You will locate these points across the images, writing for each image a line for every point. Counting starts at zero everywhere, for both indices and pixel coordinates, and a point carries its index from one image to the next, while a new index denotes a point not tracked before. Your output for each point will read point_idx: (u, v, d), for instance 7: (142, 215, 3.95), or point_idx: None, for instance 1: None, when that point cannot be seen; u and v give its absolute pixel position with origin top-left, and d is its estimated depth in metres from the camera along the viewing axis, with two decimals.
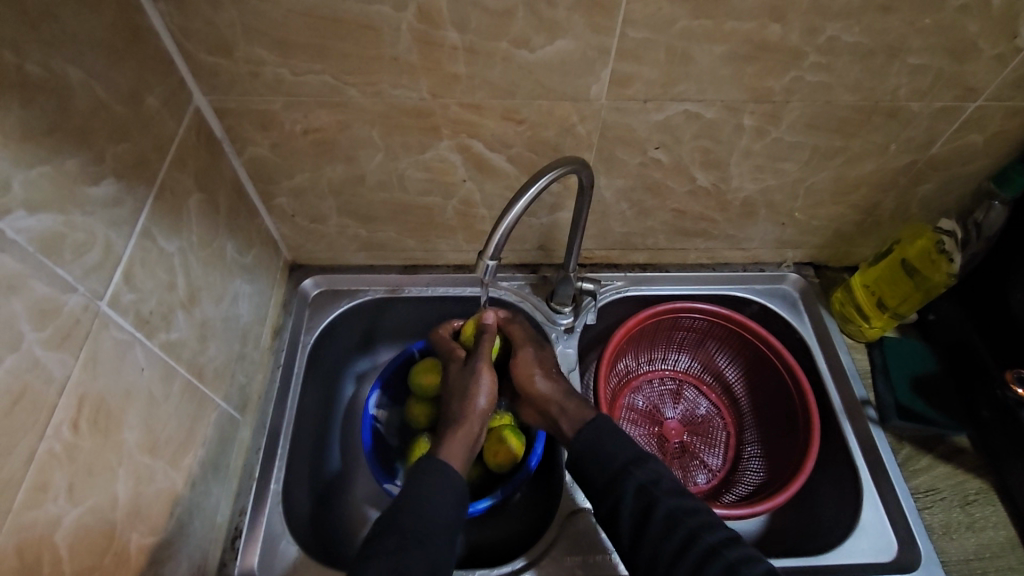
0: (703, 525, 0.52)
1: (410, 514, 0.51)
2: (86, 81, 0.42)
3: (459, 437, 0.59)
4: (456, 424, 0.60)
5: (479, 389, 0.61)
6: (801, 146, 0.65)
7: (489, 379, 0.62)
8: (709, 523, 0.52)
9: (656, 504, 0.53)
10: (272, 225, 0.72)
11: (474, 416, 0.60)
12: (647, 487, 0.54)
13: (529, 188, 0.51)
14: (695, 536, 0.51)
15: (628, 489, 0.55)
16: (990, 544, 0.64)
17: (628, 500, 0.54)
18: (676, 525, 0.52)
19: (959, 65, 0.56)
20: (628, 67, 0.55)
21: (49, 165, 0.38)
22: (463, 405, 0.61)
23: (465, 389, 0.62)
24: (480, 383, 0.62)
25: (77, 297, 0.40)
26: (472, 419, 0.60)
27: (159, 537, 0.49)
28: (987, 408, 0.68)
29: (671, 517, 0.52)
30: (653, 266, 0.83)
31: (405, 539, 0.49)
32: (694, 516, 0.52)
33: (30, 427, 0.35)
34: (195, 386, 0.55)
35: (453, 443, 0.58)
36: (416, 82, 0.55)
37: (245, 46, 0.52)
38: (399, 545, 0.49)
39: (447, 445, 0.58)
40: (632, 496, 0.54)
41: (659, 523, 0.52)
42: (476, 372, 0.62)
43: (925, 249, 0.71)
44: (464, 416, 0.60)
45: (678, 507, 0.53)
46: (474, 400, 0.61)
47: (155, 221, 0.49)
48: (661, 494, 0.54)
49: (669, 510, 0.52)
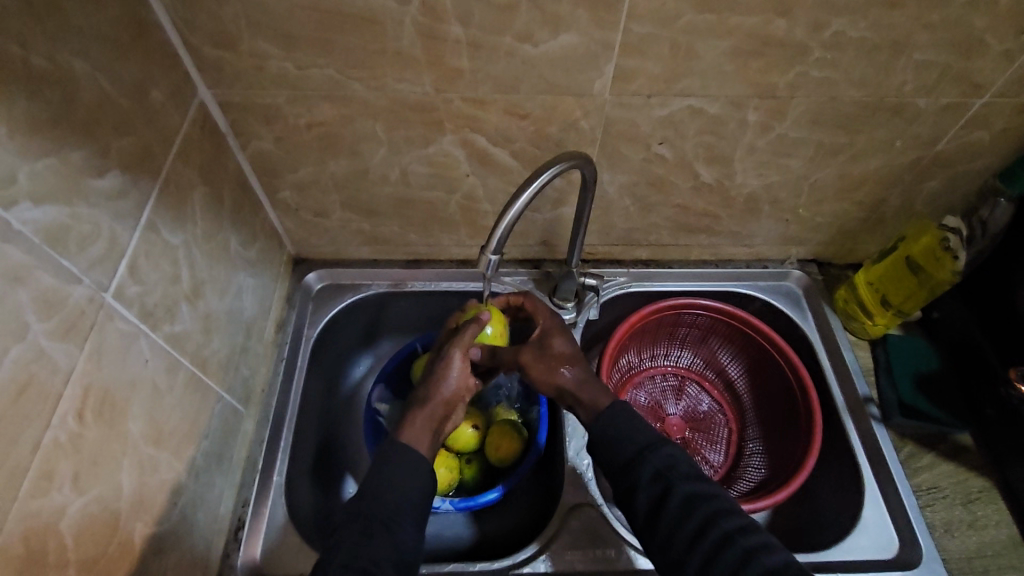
0: (719, 511, 0.51)
1: (381, 503, 0.51)
2: (91, 75, 0.42)
3: (421, 419, 0.58)
4: (420, 406, 0.58)
5: (448, 371, 0.60)
6: (805, 142, 0.64)
7: (461, 362, 0.60)
8: (725, 509, 0.52)
9: (671, 489, 0.53)
10: (276, 219, 0.72)
11: (439, 398, 0.59)
12: (663, 472, 0.54)
13: (531, 183, 0.51)
14: (710, 521, 0.51)
15: (644, 475, 0.55)
16: (992, 542, 0.63)
17: (644, 486, 0.54)
18: (690, 511, 0.51)
19: (966, 60, 0.55)
20: (632, 62, 0.55)
21: (55, 157, 0.38)
22: (431, 388, 0.60)
23: (436, 372, 0.60)
24: (451, 367, 0.60)
25: (82, 289, 0.40)
26: (437, 404, 0.59)
27: (162, 527, 0.49)
28: (992, 406, 0.69)
29: (686, 502, 0.52)
30: (656, 262, 0.83)
31: (371, 527, 0.49)
32: (710, 501, 0.52)
33: (36, 417, 0.36)
34: (199, 378, 0.56)
35: (414, 425, 0.57)
36: (420, 76, 0.56)
37: (249, 39, 0.52)
38: (366, 533, 0.49)
39: (409, 427, 0.57)
40: (648, 480, 0.54)
41: (674, 507, 0.52)
42: (448, 358, 0.60)
43: (930, 248, 0.70)
44: (430, 399, 0.59)
45: (694, 493, 0.52)
46: (442, 382, 0.60)
47: (159, 214, 0.50)
48: (677, 480, 0.53)
49: (684, 495, 0.52)
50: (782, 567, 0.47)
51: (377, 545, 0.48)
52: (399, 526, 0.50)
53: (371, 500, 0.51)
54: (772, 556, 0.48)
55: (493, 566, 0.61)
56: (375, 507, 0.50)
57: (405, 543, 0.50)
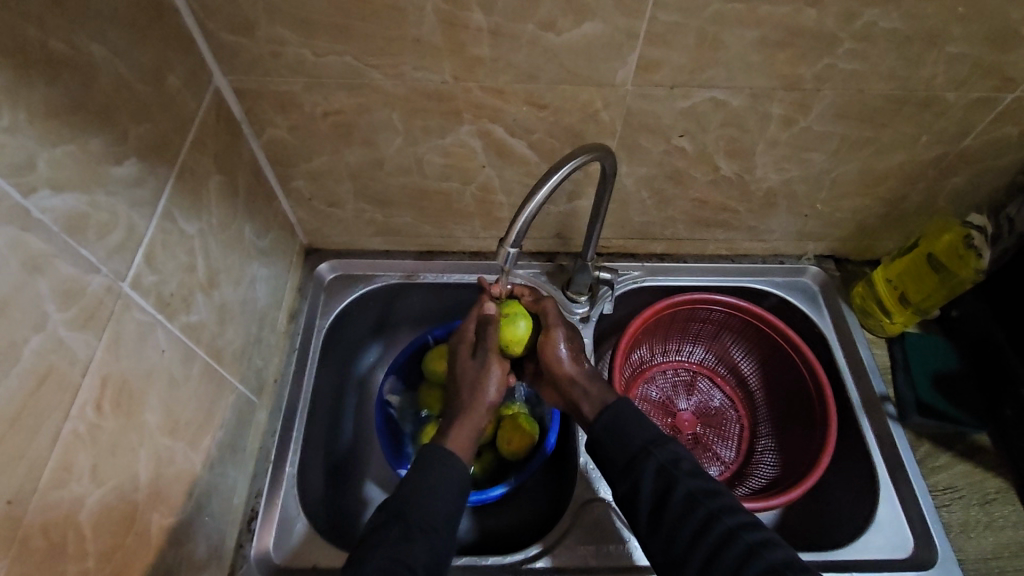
0: (723, 508, 0.52)
1: (422, 509, 0.51)
2: (110, 59, 0.41)
3: (469, 426, 0.59)
4: (466, 413, 0.60)
5: (488, 380, 0.61)
6: (830, 136, 0.63)
7: (498, 371, 0.62)
8: (729, 505, 0.53)
9: (675, 485, 0.54)
10: (289, 208, 0.71)
11: (481, 406, 0.60)
12: (667, 467, 0.55)
13: (553, 175, 0.50)
14: (715, 516, 0.52)
15: (649, 471, 0.55)
16: (1008, 543, 0.63)
17: (648, 481, 0.55)
18: (694, 506, 0.52)
19: (1000, 54, 0.54)
20: (657, 53, 0.54)
21: (73, 144, 0.38)
22: (472, 395, 0.61)
23: (475, 380, 0.61)
24: (490, 375, 0.62)
25: (101, 278, 0.40)
26: (483, 412, 0.60)
27: (178, 517, 0.49)
28: (1011, 408, 0.67)
29: (691, 497, 0.53)
30: (671, 257, 0.82)
31: (409, 533, 0.50)
32: (714, 497, 0.53)
33: (55, 407, 0.35)
34: (213, 368, 0.55)
35: (462, 433, 0.59)
36: (439, 65, 0.54)
37: (267, 25, 0.51)
38: (392, 539, 0.49)
39: (454, 435, 0.59)
40: (652, 475, 0.55)
41: (678, 503, 0.53)
42: (487, 365, 0.62)
43: (953, 245, 0.69)
44: (473, 407, 0.60)
45: (699, 489, 0.53)
46: (484, 390, 0.61)
47: (176, 203, 0.49)
48: (682, 476, 0.54)
49: (688, 491, 0.53)
50: (785, 562, 0.48)
51: (416, 550, 0.49)
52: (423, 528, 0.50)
53: (402, 505, 0.51)
54: (774, 551, 0.49)
55: (506, 560, 0.61)
56: (400, 509, 0.51)
57: (441, 548, 0.50)
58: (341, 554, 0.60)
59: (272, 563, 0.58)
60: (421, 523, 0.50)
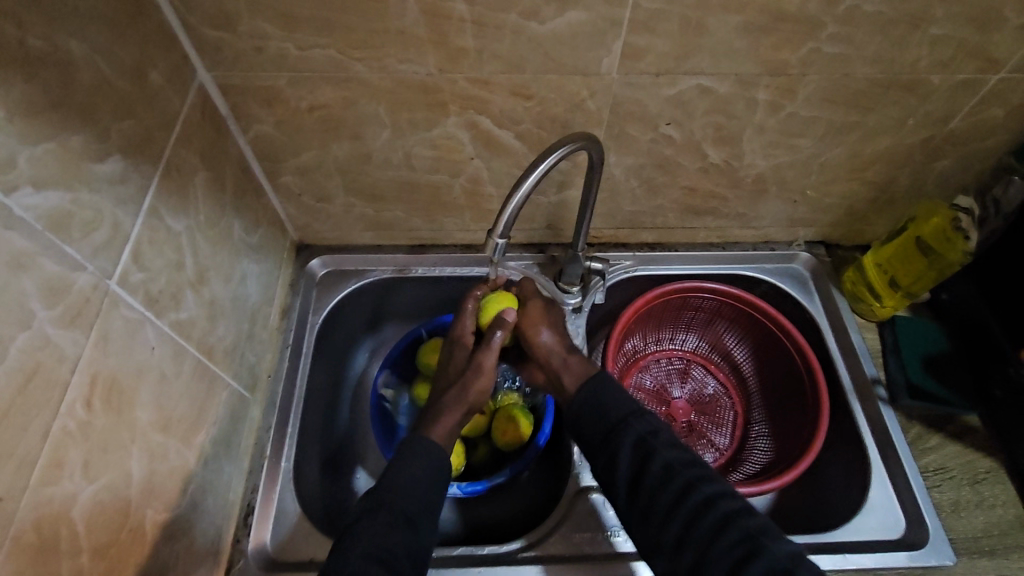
0: (700, 477, 0.53)
1: (413, 497, 0.52)
2: (89, 56, 0.41)
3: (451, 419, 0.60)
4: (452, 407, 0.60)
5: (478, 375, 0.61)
6: (816, 122, 0.63)
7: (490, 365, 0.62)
8: (706, 475, 0.53)
9: (652, 456, 0.54)
10: (279, 204, 0.71)
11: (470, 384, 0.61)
12: (645, 440, 0.55)
13: (538, 164, 0.49)
14: (692, 486, 0.52)
15: (627, 443, 0.55)
16: (997, 521, 0.63)
17: (626, 452, 0.55)
18: (672, 476, 0.53)
19: (982, 35, 0.54)
20: (641, 39, 0.54)
21: (55, 141, 0.38)
22: (461, 388, 0.61)
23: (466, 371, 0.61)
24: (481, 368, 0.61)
25: (87, 276, 0.40)
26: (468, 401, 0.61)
27: (172, 512, 0.49)
28: (1000, 388, 0.68)
29: (668, 467, 0.53)
30: (662, 246, 0.82)
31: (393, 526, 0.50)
32: (692, 468, 0.53)
33: (44, 405, 0.36)
34: (206, 365, 0.55)
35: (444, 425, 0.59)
36: (423, 56, 0.54)
37: (249, 20, 0.51)
38: (386, 531, 0.49)
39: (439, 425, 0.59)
40: (630, 447, 0.55)
41: (656, 473, 0.53)
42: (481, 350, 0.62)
43: (941, 227, 0.69)
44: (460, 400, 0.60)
45: (676, 459, 0.54)
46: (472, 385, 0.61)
47: (161, 200, 0.49)
48: (658, 447, 0.54)
49: (665, 461, 0.53)
50: (759, 529, 0.49)
51: (407, 541, 0.49)
52: (411, 523, 0.51)
53: (401, 495, 0.52)
54: (751, 519, 0.50)
55: (502, 549, 0.61)
56: (398, 499, 0.51)
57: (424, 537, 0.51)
58: (319, 535, 0.61)
59: (269, 556, 0.59)
60: (421, 513, 0.52)
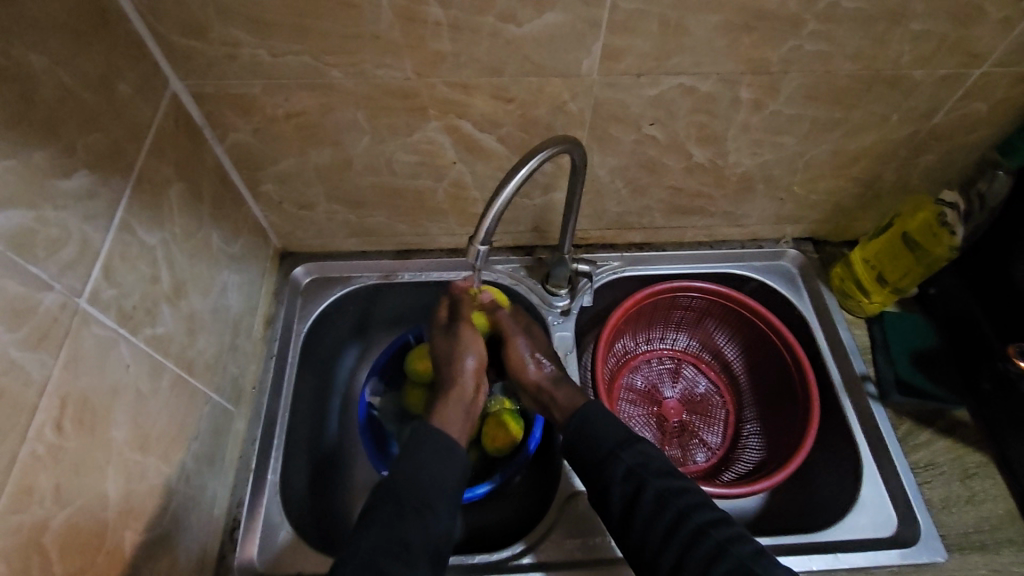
0: (692, 505, 0.52)
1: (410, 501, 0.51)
2: (51, 69, 0.40)
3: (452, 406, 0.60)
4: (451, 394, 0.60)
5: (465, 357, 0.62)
6: (800, 119, 0.63)
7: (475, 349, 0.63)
8: (700, 502, 0.53)
9: (644, 486, 0.53)
10: (260, 212, 0.70)
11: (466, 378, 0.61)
12: (636, 470, 0.55)
13: (519, 169, 0.49)
14: (684, 516, 0.51)
15: (618, 472, 0.55)
16: (988, 517, 0.63)
17: (618, 483, 0.54)
18: (665, 504, 0.52)
19: (964, 30, 0.54)
20: (621, 41, 0.53)
21: (15, 159, 0.36)
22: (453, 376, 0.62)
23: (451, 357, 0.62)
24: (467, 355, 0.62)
25: (53, 295, 0.39)
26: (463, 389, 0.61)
27: (153, 532, 0.48)
28: (988, 381, 0.68)
29: (660, 496, 0.53)
30: (650, 245, 0.82)
31: (393, 529, 0.49)
32: (684, 495, 0.53)
33: (10, 431, 0.35)
34: (185, 379, 0.54)
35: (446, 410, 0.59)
36: (400, 61, 0.53)
37: (220, 27, 0.50)
38: (380, 536, 0.48)
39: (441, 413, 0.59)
40: (621, 478, 0.54)
41: (649, 502, 0.53)
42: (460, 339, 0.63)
43: (927, 222, 0.69)
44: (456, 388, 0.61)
45: (669, 487, 0.53)
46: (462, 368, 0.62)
47: (133, 213, 0.48)
48: (649, 476, 0.54)
49: (658, 490, 0.53)
50: (755, 555, 0.49)
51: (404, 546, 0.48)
52: (405, 529, 0.49)
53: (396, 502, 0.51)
54: (744, 546, 0.49)
55: (493, 557, 0.61)
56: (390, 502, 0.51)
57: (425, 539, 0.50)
58: (307, 548, 0.60)
59: (255, 570, 0.58)
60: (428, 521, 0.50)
